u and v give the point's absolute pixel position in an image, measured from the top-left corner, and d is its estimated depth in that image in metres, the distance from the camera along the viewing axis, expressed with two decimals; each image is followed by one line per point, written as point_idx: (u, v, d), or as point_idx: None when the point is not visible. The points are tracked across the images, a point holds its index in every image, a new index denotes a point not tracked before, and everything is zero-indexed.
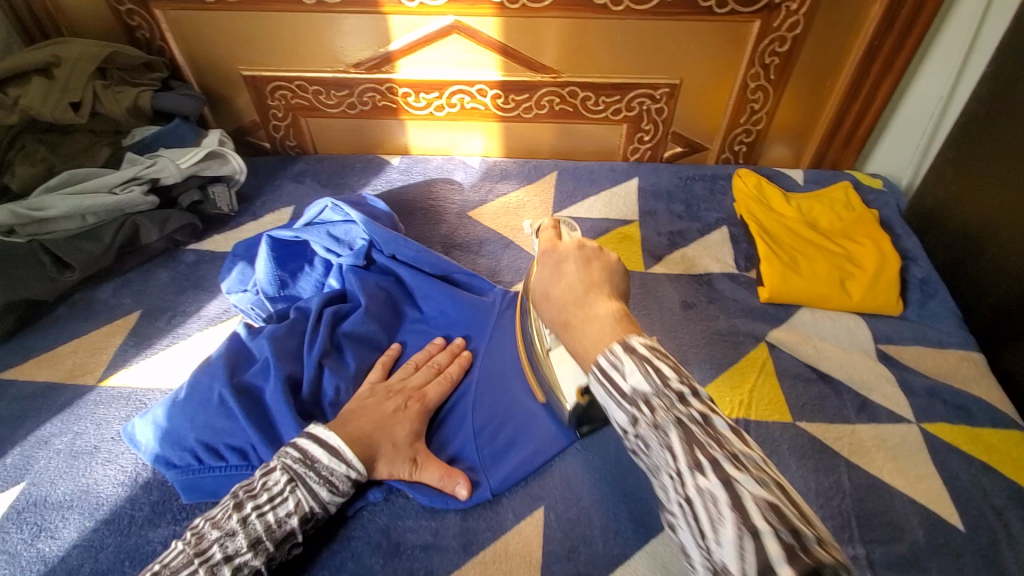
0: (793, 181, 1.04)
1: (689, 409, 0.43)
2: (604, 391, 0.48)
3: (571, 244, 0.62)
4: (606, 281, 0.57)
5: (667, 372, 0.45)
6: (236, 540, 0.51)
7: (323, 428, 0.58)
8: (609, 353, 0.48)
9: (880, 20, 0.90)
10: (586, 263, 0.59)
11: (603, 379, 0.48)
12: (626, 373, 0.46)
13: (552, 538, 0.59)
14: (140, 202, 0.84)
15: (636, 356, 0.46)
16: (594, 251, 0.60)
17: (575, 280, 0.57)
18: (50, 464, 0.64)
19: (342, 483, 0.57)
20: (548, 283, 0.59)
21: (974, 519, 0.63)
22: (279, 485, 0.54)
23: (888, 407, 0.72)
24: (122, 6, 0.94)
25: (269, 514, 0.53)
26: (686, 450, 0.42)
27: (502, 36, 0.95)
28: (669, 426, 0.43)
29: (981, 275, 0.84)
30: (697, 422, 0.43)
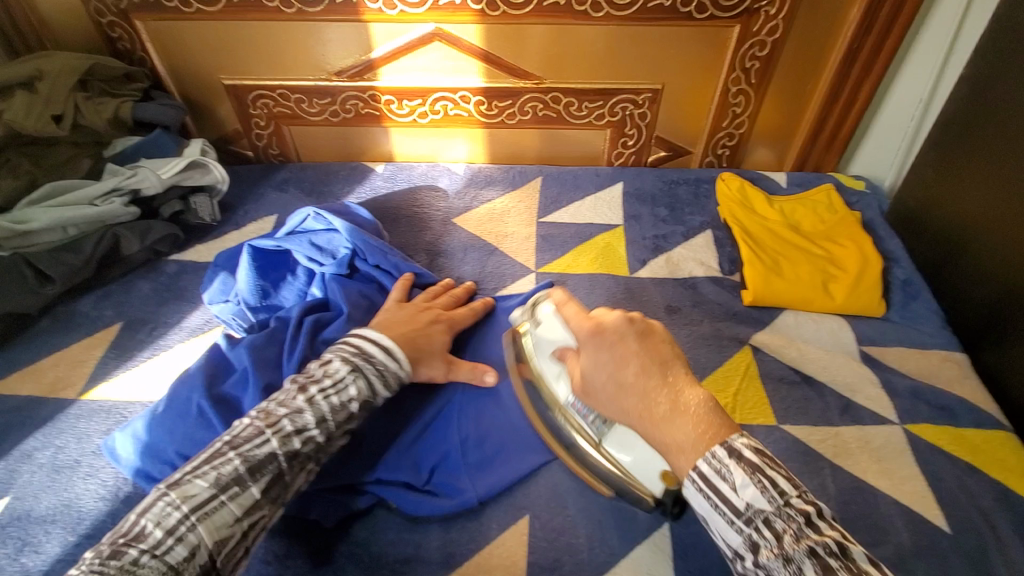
0: (776, 183, 1.04)
1: (819, 535, 0.41)
2: (706, 500, 0.45)
3: (616, 316, 0.54)
4: (674, 358, 0.51)
5: (784, 487, 0.43)
6: (302, 418, 0.54)
7: (372, 332, 0.62)
8: (710, 457, 0.45)
9: (859, 23, 0.90)
10: (644, 339, 0.52)
11: (706, 488, 0.45)
12: (736, 484, 0.44)
13: (537, 547, 0.59)
14: (121, 213, 0.84)
15: (747, 466, 0.44)
16: (643, 325, 0.53)
17: (636, 369, 0.50)
18: (32, 478, 0.63)
19: (394, 380, 0.60)
20: (597, 368, 0.53)
21: (958, 519, 0.63)
22: (339, 374, 0.57)
23: (871, 409, 0.73)
24: (103, 18, 0.93)
25: (331, 398, 0.56)
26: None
27: (484, 43, 0.95)
28: (800, 558, 0.40)
29: (962, 276, 0.85)
30: (832, 553, 0.39)
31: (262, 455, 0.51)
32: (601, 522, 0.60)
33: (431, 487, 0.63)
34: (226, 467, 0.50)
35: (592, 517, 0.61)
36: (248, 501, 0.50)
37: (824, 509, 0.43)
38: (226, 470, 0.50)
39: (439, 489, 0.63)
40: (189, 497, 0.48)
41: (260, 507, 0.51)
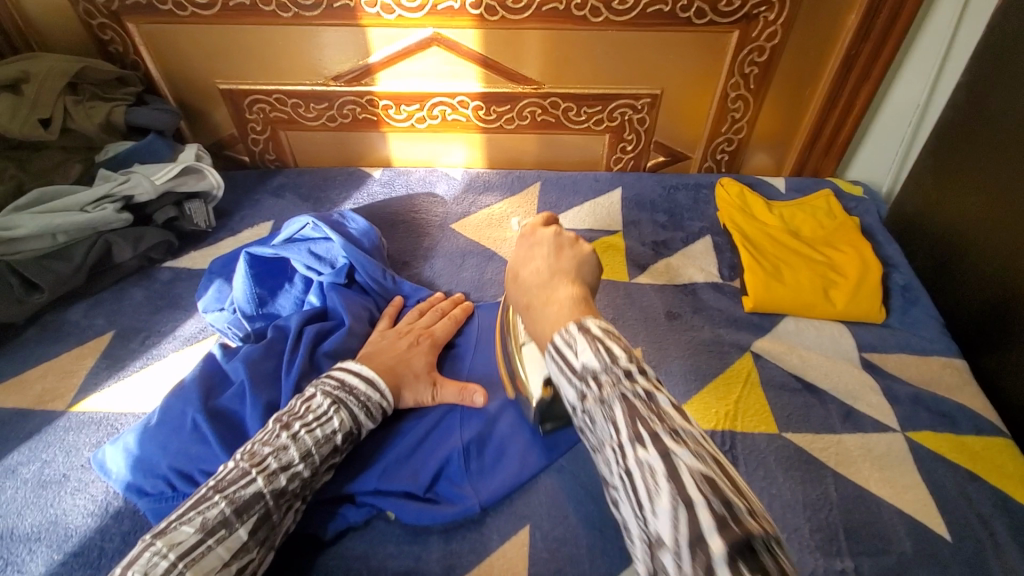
0: (774, 189, 1.04)
1: (634, 386, 0.46)
2: (556, 366, 0.50)
3: (549, 231, 0.62)
4: (573, 269, 0.58)
5: (616, 352, 0.48)
6: (288, 453, 0.54)
7: (353, 363, 0.64)
8: (564, 331, 0.50)
9: (857, 29, 0.90)
10: (557, 250, 0.59)
11: (558, 357, 0.50)
12: (579, 353, 0.48)
13: (537, 558, 0.58)
14: (113, 219, 0.82)
15: (590, 338, 0.49)
16: (569, 241, 0.61)
17: (545, 265, 0.58)
18: (16, 495, 0.61)
19: (376, 410, 0.62)
20: (516, 263, 0.60)
21: (961, 528, 0.62)
22: (322, 407, 0.58)
23: (873, 416, 0.72)
24: (94, 20, 0.92)
25: (316, 431, 0.56)
26: (628, 423, 0.44)
27: (482, 47, 0.94)
28: (613, 402, 0.46)
29: (961, 281, 0.85)
30: (642, 399, 0.45)
31: (249, 495, 0.51)
32: (603, 533, 0.60)
33: (433, 495, 0.62)
34: (211, 510, 0.50)
35: (594, 528, 0.60)
36: (236, 544, 0.49)
37: (647, 367, 0.49)
38: (212, 514, 0.49)
39: (441, 497, 0.62)
40: (176, 544, 0.47)
41: (249, 550, 0.50)
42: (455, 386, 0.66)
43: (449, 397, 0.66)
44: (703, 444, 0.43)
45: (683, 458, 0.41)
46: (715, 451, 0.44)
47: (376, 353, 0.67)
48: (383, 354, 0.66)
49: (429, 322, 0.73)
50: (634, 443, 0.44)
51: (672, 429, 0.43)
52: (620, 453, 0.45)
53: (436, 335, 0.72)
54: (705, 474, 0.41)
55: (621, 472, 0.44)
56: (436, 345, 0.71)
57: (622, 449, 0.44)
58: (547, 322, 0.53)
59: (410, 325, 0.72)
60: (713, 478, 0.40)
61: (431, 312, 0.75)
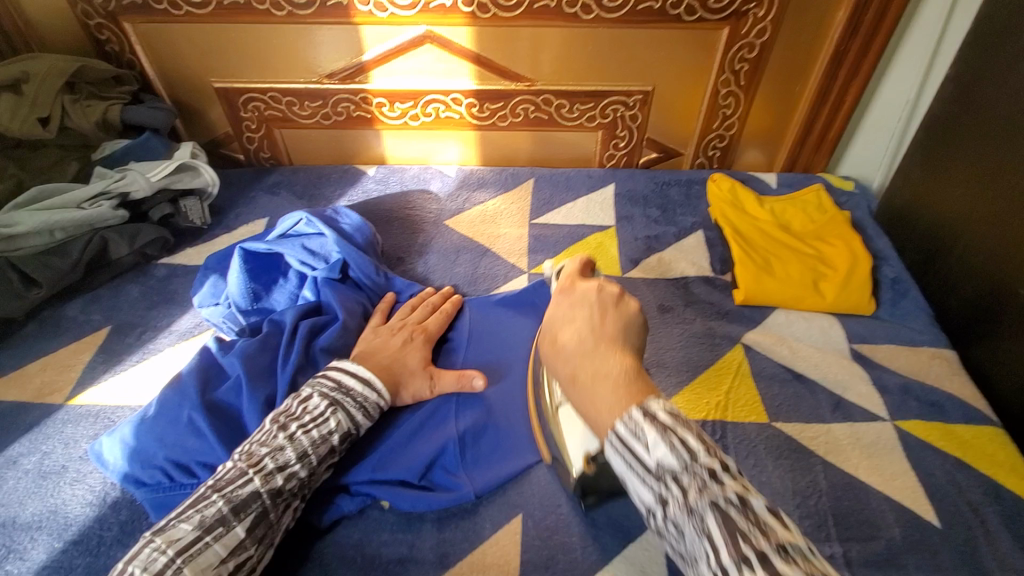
0: (766, 184, 1.05)
1: (723, 489, 0.42)
2: (622, 460, 0.47)
3: (590, 284, 0.58)
4: (620, 333, 0.53)
5: (694, 446, 0.44)
6: (285, 454, 0.54)
7: (350, 363, 0.63)
8: (627, 419, 0.46)
9: (845, 25, 0.91)
10: (601, 310, 0.55)
11: (622, 448, 0.47)
12: (650, 446, 0.45)
13: (530, 546, 0.59)
14: (110, 216, 0.83)
15: (659, 426, 0.45)
16: (613, 296, 0.56)
17: (586, 328, 0.54)
18: (17, 485, 0.62)
19: (373, 411, 0.61)
20: (555, 324, 0.57)
21: (949, 514, 0.63)
22: (319, 408, 0.58)
23: (862, 405, 0.73)
24: (90, 21, 0.93)
25: (313, 432, 0.57)
26: (727, 539, 0.41)
27: (475, 45, 0.95)
28: (704, 512, 0.42)
29: (950, 273, 0.86)
30: (735, 506, 0.42)
31: (246, 494, 0.52)
32: (594, 520, 0.60)
33: (427, 483, 0.63)
34: (210, 509, 0.50)
35: (586, 516, 0.61)
36: (233, 542, 0.50)
37: (727, 458, 0.45)
38: (210, 512, 0.50)
39: (435, 485, 0.63)
40: (175, 541, 0.48)
41: (246, 548, 0.50)
42: (452, 374, 0.66)
43: (447, 386, 0.66)
44: (811, 558, 0.40)
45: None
46: (824, 565, 0.40)
47: (372, 352, 0.66)
48: (378, 351, 0.67)
49: (421, 317, 0.73)
50: (737, 564, 0.40)
51: (778, 544, 0.40)
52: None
53: (429, 330, 0.72)
54: None
55: None
56: (429, 338, 0.71)
57: (719, 566, 0.41)
58: (605, 404, 0.48)
59: (403, 320, 0.73)
60: None
61: (422, 307, 0.75)
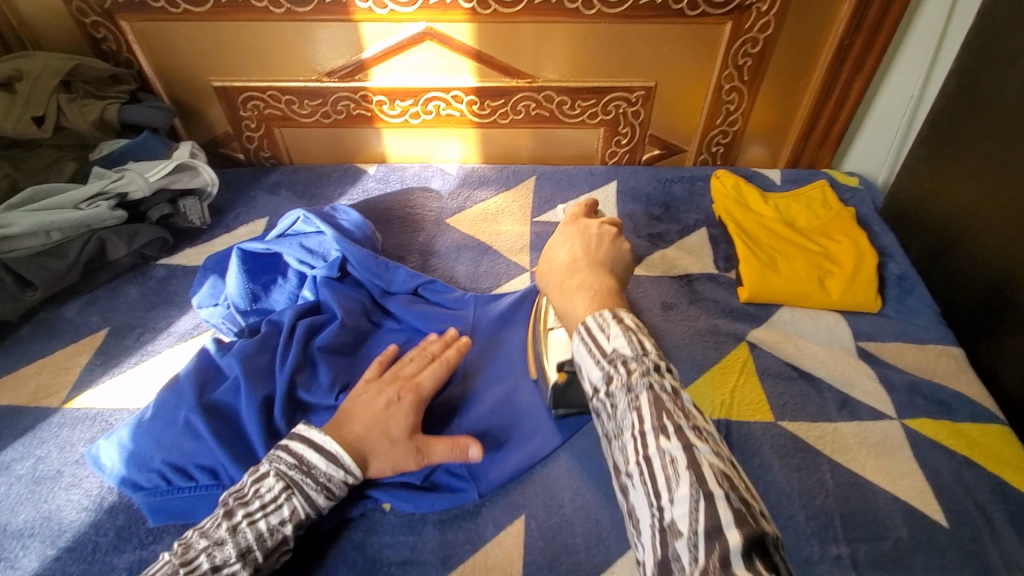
0: (769, 180, 1.04)
1: (661, 378, 0.47)
2: (583, 347, 0.51)
3: (593, 222, 0.66)
4: (606, 257, 0.61)
5: (648, 346, 0.49)
6: (224, 550, 0.50)
7: (317, 433, 0.56)
8: (597, 316, 0.52)
9: (850, 20, 0.90)
10: (597, 239, 0.63)
11: (587, 338, 0.52)
12: (612, 337, 0.50)
13: (532, 548, 0.58)
14: (107, 216, 0.82)
15: (625, 327, 0.51)
16: (610, 232, 0.65)
17: (582, 246, 0.62)
18: (10, 491, 0.61)
19: (339, 489, 0.55)
20: (552, 248, 0.64)
21: (957, 514, 0.62)
22: (273, 492, 0.53)
23: (869, 404, 0.72)
24: (87, 19, 0.92)
25: (261, 523, 0.52)
26: (654, 412, 0.45)
27: (476, 42, 0.94)
28: (640, 390, 0.47)
29: (957, 269, 0.85)
30: (668, 393, 0.46)
31: None
32: (599, 522, 0.59)
33: (431, 483, 0.62)
34: None
35: (590, 517, 0.60)
36: None
37: (670, 364, 0.51)
38: None
39: (440, 485, 0.62)
40: None
41: None
42: (445, 442, 0.58)
43: (439, 457, 0.57)
44: (719, 445, 0.46)
45: (704, 454, 0.43)
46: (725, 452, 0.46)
47: (351, 414, 0.58)
48: (357, 414, 0.58)
49: (415, 370, 0.63)
50: (656, 432, 0.44)
51: (694, 424, 0.45)
52: (640, 442, 0.45)
53: (424, 387, 0.61)
54: (722, 469, 0.43)
55: (639, 460, 0.45)
56: (422, 400, 0.60)
57: (643, 438, 0.45)
58: (580, 308, 0.55)
59: (395, 371, 0.62)
60: (729, 474, 0.43)
61: (419, 355, 0.64)
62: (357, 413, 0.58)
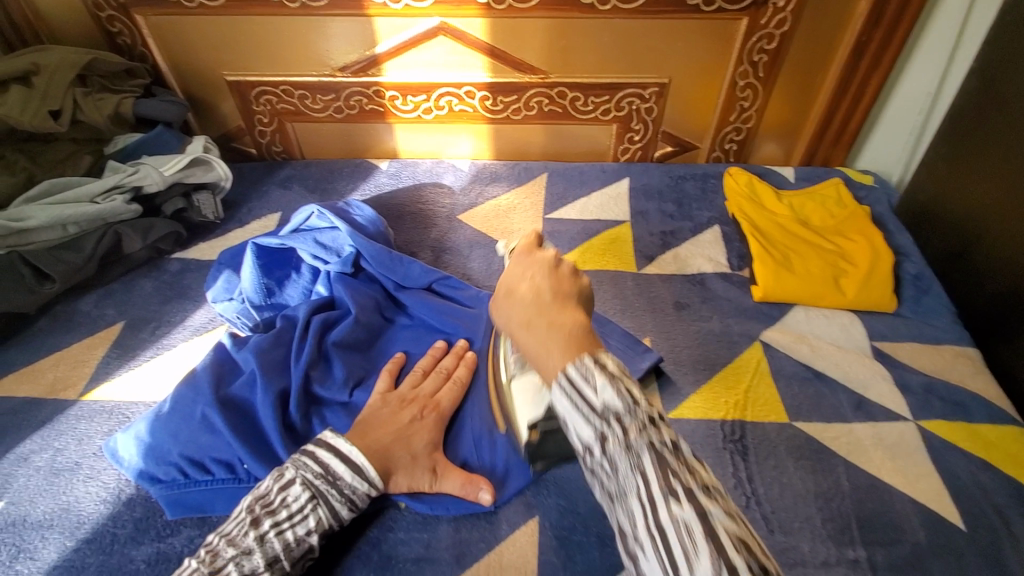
0: (783, 178, 1.03)
1: (660, 433, 0.42)
2: (567, 401, 0.44)
3: (548, 252, 0.54)
4: (574, 294, 0.51)
5: (636, 392, 0.43)
6: (252, 560, 0.50)
7: (343, 443, 0.57)
8: (579, 364, 0.44)
9: (868, 16, 0.89)
10: (557, 274, 0.52)
11: (570, 391, 0.44)
12: (597, 387, 0.43)
13: (548, 546, 0.58)
14: (123, 210, 0.82)
15: (608, 373, 0.44)
16: (568, 266, 0.53)
17: (544, 284, 0.51)
18: (29, 482, 0.62)
19: (362, 502, 0.56)
20: (505, 278, 0.53)
21: (972, 516, 0.62)
22: (300, 502, 0.53)
23: (885, 406, 0.72)
24: (102, 12, 0.92)
25: (288, 533, 0.52)
26: (659, 474, 0.40)
27: (489, 37, 0.94)
28: (641, 451, 0.41)
29: (974, 270, 0.84)
30: (670, 449, 0.41)
31: None
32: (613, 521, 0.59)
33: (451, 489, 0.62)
34: None
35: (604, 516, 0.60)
36: None
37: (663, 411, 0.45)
38: None
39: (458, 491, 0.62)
40: None
41: None
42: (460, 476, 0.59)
43: (450, 488, 0.59)
44: (728, 500, 0.41)
45: (717, 517, 0.38)
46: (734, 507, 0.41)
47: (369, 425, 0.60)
48: (379, 427, 0.59)
49: (433, 388, 0.65)
50: (666, 497, 0.39)
51: (704, 483, 0.40)
52: (648, 509, 0.40)
53: (443, 406, 0.63)
54: (739, 534, 0.38)
55: (650, 529, 0.40)
56: (443, 418, 0.63)
57: (652, 505, 0.40)
58: (555, 359, 0.46)
59: (414, 389, 0.65)
60: (747, 540, 0.38)
61: (434, 373, 0.66)
62: (379, 428, 0.59)
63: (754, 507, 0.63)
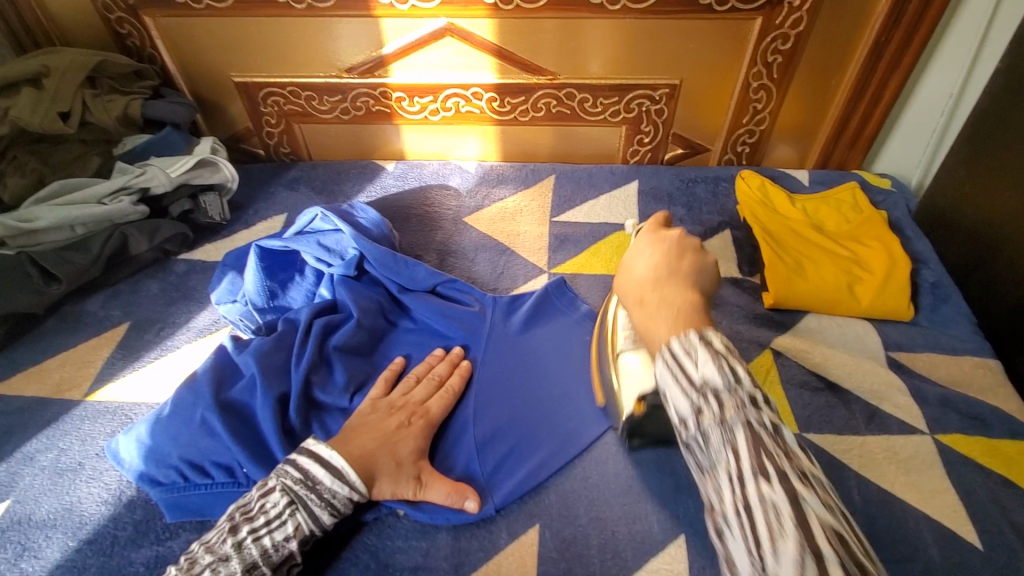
0: (797, 182, 1.01)
1: (759, 414, 0.45)
2: (669, 375, 0.49)
3: (675, 233, 0.62)
4: (693, 273, 0.57)
5: (738, 373, 0.46)
6: (229, 567, 0.49)
7: (324, 447, 0.56)
8: (682, 339, 0.50)
9: (887, 15, 0.87)
10: (678, 253, 0.59)
11: (671, 363, 0.49)
12: (699, 363, 0.47)
13: (547, 559, 0.57)
14: (129, 211, 0.83)
15: (712, 351, 0.48)
16: (692, 245, 0.60)
17: (664, 265, 0.58)
18: (34, 481, 0.62)
19: (344, 506, 0.55)
20: (631, 257, 0.61)
21: (992, 536, 0.60)
22: (278, 507, 0.53)
23: (899, 418, 0.69)
24: (112, 15, 0.93)
25: (265, 538, 0.51)
26: (753, 453, 0.43)
27: (497, 38, 0.93)
28: (735, 426, 0.44)
29: (997, 278, 0.81)
30: (768, 430, 0.44)
31: None
32: (616, 533, 0.58)
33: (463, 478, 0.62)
34: None
35: (607, 527, 0.58)
36: None
37: (769, 395, 0.47)
38: None
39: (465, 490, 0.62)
40: None
41: None
42: (448, 486, 0.58)
43: (436, 498, 0.58)
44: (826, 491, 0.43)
45: (811, 504, 0.40)
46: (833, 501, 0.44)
47: (359, 430, 0.59)
48: (366, 431, 0.59)
49: (424, 395, 0.64)
50: (755, 475, 0.42)
51: (799, 468, 0.42)
52: (736, 485, 0.43)
53: (432, 414, 0.63)
54: (834, 528, 0.40)
55: (736, 508, 0.42)
56: (431, 425, 0.62)
57: (739, 480, 0.43)
58: (661, 329, 0.53)
59: (404, 395, 0.64)
60: (842, 533, 0.40)
61: (426, 379, 0.66)
62: (365, 433, 0.59)
63: None
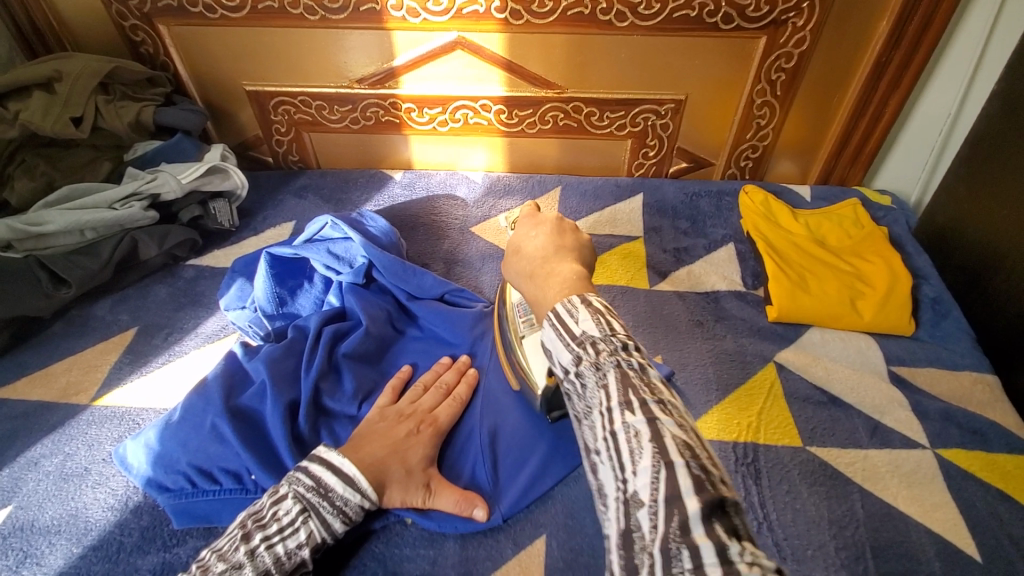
0: (800, 197, 1.02)
1: (630, 357, 0.43)
2: (553, 332, 0.46)
3: (550, 214, 0.60)
4: (575, 248, 0.56)
5: (615, 326, 0.45)
6: (241, 574, 0.49)
7: (336, 455, 0.56)
8: (568, 302, 0.47)
9: (887, 37, 0.89)
10: (560, 231, 0.57)
11: (555, 324, 0.46)
12: (580, 319, 0.45)
13: (553, 568, 0.57)
14: (140, 217, 0.83)
15: (593, 310, 0.46)
16: (570, 224, 0.58)
17: (550, 241, 0.56)
18: (37, 487, 0.62)
19: (354, 514, 0.55)
20: (514, 240, 0.58)
21: (992, 550, 0.60)
22: (291, 514, 0.52)
23: (901, 432, 0.70)
24: (127, 22, 0.94)
25: (278, 546, 0.51)
26: (620, 389, 0.41)
27: (507, 52, 0.94)
28: (608, 368, 0.42)
29: (996, 295, 0.82)
30: (637, 370, 0.42)
31: None
32: None
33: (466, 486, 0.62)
34: None
35: (612, 539, 0.59)
36: None
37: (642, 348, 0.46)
38: None
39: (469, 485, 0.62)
40: None
41: None
42: (458, 495, 0.58)
43: (445, 506, 0.58)
44: (688, 420, 0.41)
45: (668, 425, 0.39)
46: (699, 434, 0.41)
47: (368, 438, 0.59)
48: (375, 440, 0.59)
49: (432, 404, 0.64)
50: (620, 407, 0.40)
51: (661, 398, 0.41)
52: (607, 418, 0.41)
53: (440, 422, 0.63)
54: (686, 441, 0.38)
55: (605, 435, 0.41)
56: (440, 433, 0.62)
57: (608, 413, 0.41)
58: (551, 293, 0.50)
59: (413, 404, 0.64)
60: (692, 445, 0.38)
61: (434, 388, 0.66)
62: (375, 441, 0.59)
63: (765, 532, 0.61)
